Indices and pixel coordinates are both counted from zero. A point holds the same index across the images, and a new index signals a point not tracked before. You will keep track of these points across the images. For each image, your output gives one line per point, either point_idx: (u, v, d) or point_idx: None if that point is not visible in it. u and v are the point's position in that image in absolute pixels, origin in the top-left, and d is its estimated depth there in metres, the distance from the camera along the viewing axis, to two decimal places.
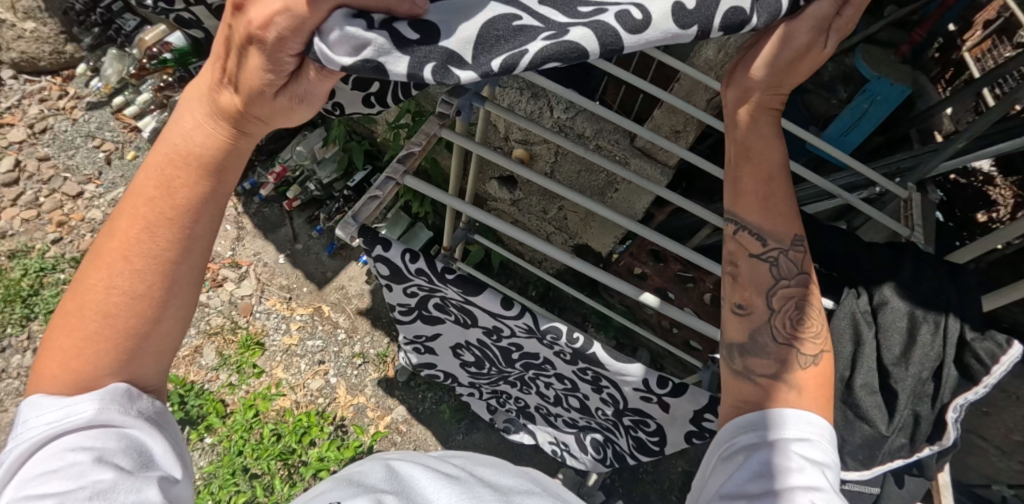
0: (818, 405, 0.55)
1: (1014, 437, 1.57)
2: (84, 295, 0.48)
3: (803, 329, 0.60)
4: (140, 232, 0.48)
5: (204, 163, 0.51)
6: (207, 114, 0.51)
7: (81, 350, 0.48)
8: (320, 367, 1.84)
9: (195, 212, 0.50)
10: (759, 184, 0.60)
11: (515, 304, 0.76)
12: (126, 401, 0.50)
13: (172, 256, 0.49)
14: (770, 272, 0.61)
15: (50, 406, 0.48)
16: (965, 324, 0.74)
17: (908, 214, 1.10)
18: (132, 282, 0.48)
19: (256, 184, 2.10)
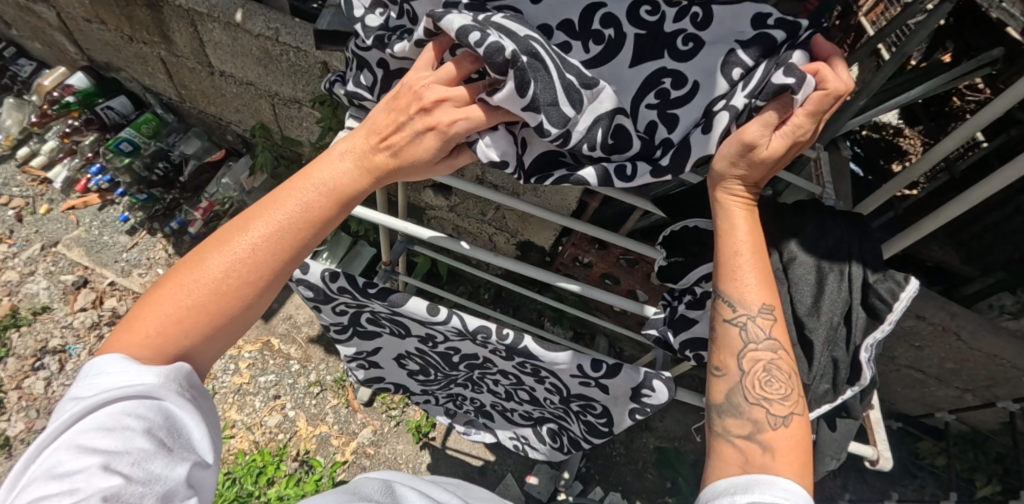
0: (792, 469, 0.56)
1: (945, 365, 1.69)
2: (207, 265, 0.58)
3: (772, 390, 0.62)
4: (270, 234, 0.59)
5: (341, 198, 0.63)
6: (354, 160, 0.65)
7: (192, 317, 0.57)
8: (275, 402, 1.78)
9: (311, 235, 0.62)
10: (729, 260, 0.64)
11: (442, 308, 0.73)
12: (182, 381, 0.57)
13: (279, 264, 0.60)
14: (741, 336, 0.63)
15: (132, 360, 0.55)
16: (867, 268, 0.76)
17: (818, 172, 1.13)
18: (244, 271, 0.58)
19: (184, 222, 2.03)
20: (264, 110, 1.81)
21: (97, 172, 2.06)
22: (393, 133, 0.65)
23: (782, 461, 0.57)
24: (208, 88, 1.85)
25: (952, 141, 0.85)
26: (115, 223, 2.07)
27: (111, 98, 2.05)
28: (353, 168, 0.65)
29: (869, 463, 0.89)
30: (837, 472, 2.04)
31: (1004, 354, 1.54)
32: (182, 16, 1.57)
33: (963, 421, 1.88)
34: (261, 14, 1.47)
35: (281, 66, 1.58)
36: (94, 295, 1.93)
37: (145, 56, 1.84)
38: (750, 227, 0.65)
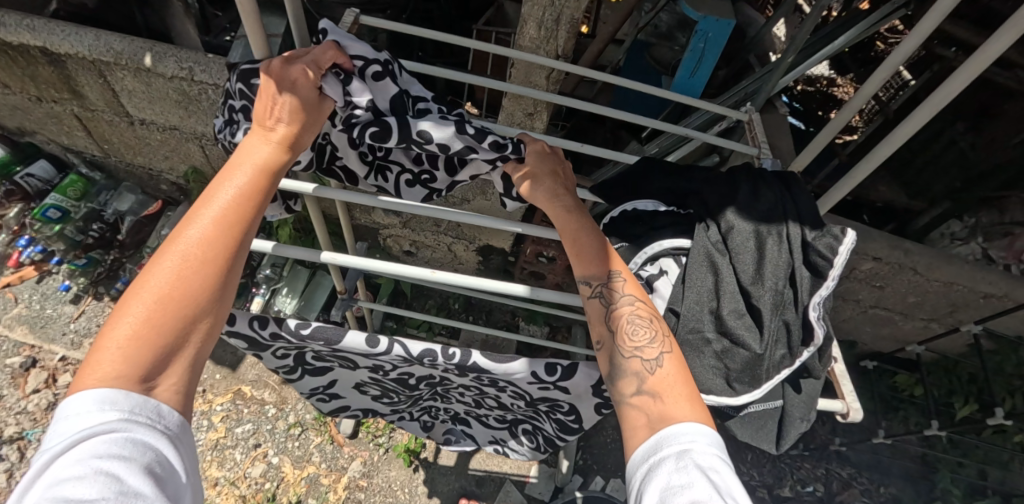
0: (682, 406, 0.54)
1: (908, 300, 1.74)
2: (152, 269, 0.49)
3: (640, 337, 0.62)
4: (213, 217, 0.53)
5: (270, 169, 0.60)
6: (273, 135, 0.62)
7: (161, 320, 0.47)
8: (257, 451, 1.71)
9: (256, 205, 0.56)
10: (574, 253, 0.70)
11: (382, 339, 0.70)
12: (158, 413, 0.45)
13: (237, 241, 0.53)
14: (602, 303, 0.66)
15: (97, 396, 0.43)
16: (804, 226, 0.75)
17: (753, 134, 1.13)
18: (196, 258, 0.50)
19: (130, 281, 1.94)
20: (195, 153, 1.75)
21: (28, 244, 1.95)
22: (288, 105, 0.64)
23: (672, 398, 0.55)
24: (132, 139, 1.77)
25: (875, 82, 0.87)
26: (56, 294, 1.95)
27: (30, 165, 1.94)
28: (275, 143, 0.62)
29: (841, 417, 0.87)
30: (824, 420, 2.10)
31: (960, 280, 1.59)
32: (88, 68, 1.48)
33: (933, 349, 1.95)
34: (172, 55, 1.40)
35: (203, 106, 1.51)
36: (46, 374, 1.79)
37: (59, 116, 1.74)
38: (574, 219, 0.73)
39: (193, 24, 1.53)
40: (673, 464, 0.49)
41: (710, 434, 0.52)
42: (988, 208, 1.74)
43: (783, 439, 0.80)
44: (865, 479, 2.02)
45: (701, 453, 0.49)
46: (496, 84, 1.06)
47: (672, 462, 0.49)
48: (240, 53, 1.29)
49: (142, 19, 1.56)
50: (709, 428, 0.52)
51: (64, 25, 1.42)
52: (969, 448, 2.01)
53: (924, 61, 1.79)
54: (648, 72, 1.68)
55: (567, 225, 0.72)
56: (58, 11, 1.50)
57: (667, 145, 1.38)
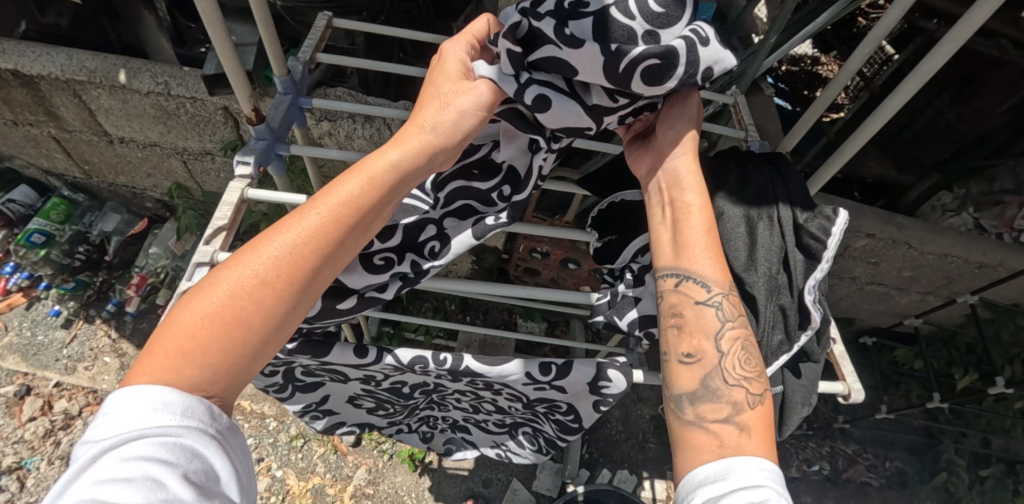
0: (767, 448, 0.53)
1: (903, 274, 1.74)
2: (237, 263, 0.46)
3: (750, 367, 0.59)
4: (309, 231, 0.49)
5: (385, 182, 0.54)
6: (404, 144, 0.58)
7: (221, 329, 0.43)
8: (260, 465, 1.70)
9: (355, 224, 0.51)
10: (687, 243, 0.62)
11: (370, 350, 0.70)
12: (210, 415, 0.43)
13: (323, 261, 0.49)
14: (718, 316, 0.60)
15: (147, 391, 0.41)
16: (795, 209, 0.75)
17: (739, 116, 1.12)
18: (276, 266, 0.46)
19: (120, 302, 1.92)
20: (177, 168, 1.73)
21: (13, 270, 1.93)
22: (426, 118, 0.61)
23: (761, 442, 0.53)
24: (112, 157, 1.74)
25: (858, 57, 0.86)
26: (46, 319, 1.92)
27: (11, 191, 1.91)
28: (403, 154, 0.57)
29: (843, 399, 0.83)
30: (827, 398, 2.10)
31: (954, 251, 1.59)
32: (62, 88, 1.45)
33: (930, 322, 1.96)
34: (146, 70, 1.37)
35: (181, 120, 1.49)
36: (41, 401, 1.76)
37: (37, 138, 1.71)
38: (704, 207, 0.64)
39: (167, 38, 1.50)
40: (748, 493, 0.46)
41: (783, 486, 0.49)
42: (977, 179, 1.74)
43: (784, 425, 0.78)
44: (871, 455, 2.04)
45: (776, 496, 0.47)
46: None
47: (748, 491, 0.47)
48: (214, 64, 1.26)
49: (115, 35, 1.54)
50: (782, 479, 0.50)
51: (34, 45, 1.39)
52: (971, 417, 2.02)
53: (906, 34, 1.79)
54: None
55: (688, 206, 0.64)
56: (27, 31, 1.47)
57: None
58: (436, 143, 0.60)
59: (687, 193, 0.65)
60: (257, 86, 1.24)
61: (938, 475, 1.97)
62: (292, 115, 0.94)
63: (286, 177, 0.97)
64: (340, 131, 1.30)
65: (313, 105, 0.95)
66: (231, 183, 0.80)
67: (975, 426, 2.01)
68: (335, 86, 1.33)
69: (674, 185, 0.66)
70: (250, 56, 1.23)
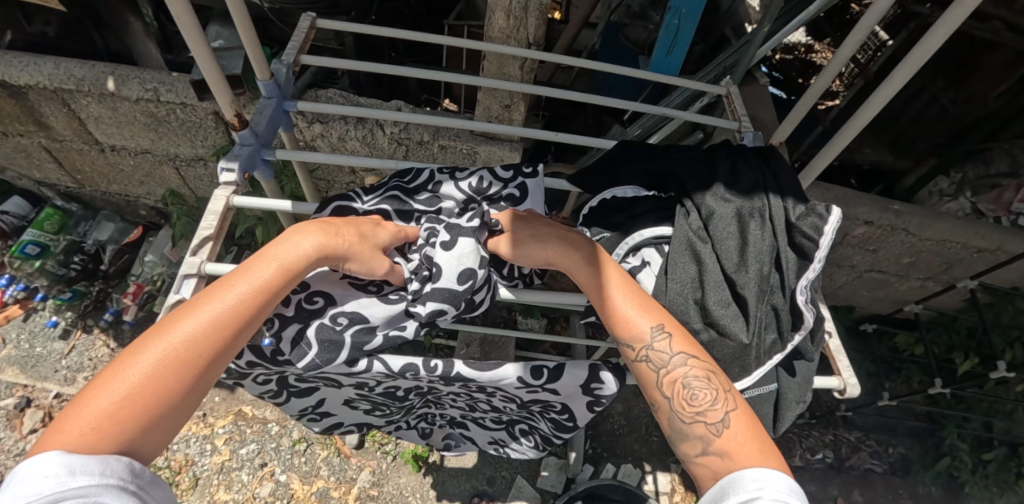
0: (747, 455, 0.54)
1: (902, 261, 1.74)
2: (154, 341, 0.53)
3: (703, 399, 0.60)
4: (226, 308, 0.57)
5: (294, 269, 0.66)
6: (313, 237, 0.70)
7: (137, 399, 0.49)
8: (264, 470, 1.69)
9: (265, 302, 0.61)
10: (607, 312, 0.68)
11: (360, 359, 0.70)
12: (128, 473, 0.47)
13: (233, 336, 0.57)
14: (650, 368, 0.63)
15: (58, 461, 0.44)
16: (788, 203, 0.74)
17: (733, 108, 1.11)
18: (191, 346, 0.53)
19: (118, 311, 1.90)
20: (170, 175, 1.72)
21: (9, 283, 1.90)
22: (338, 231, 0.75)
23: (743, 464, 0.54)
24: (104, 166, 1.73)
25: (851, 43, 0.86)
26: (44, 330, 1.91)
27: (4, 202, 1.90)
28: (314, 244, 0.70)
29: (838, 393, 0.82)
30: (829, 386, 2.11)
31: (952, 237, 1.59)
32: (49, 97, 1.44)
33: (931, 307, 1.95)
34: (135, 76, 1.35)
35: (172, 126, 1.48)
36: (41, 412, 1.76)
37: (27, 148, 1.70)
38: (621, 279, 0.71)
39: (155, 43, 1.48)
40: None
41: (784, 485, 0.50)
42: (974, 162, 1.72)
43: (779, 422, 0.76)
44: (873, 442, 2.04)
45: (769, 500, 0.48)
46: (468, 78, 1.03)
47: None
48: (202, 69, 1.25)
49: (103, 42, 1.51)
50: (783, 478, 0.51)
51: (20, 55, 1.37)
52: (973, 401, 2.03)
53: (900, 19, 1.77)
54: (624, 54, 1.64)
55: (590, 288, 0.71)
56: (13, 41, 1.45)
57: (650, 125, 1.35)
58: (337, 246, 0.73)
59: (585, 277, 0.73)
60: (245, 90, 1.23)
61: (941, 460, 1.98)
62: (277, 119, 0.93)
63: (274, 182, 0.96)
64: (332, 132, 1.28)
65: (297, 108, 0.94)
66: (216, 191, 0.79)
67: (976, 410, 2.01)
68: (326, 88, 1.32)
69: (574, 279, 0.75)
70: (238, 60, 1.22)
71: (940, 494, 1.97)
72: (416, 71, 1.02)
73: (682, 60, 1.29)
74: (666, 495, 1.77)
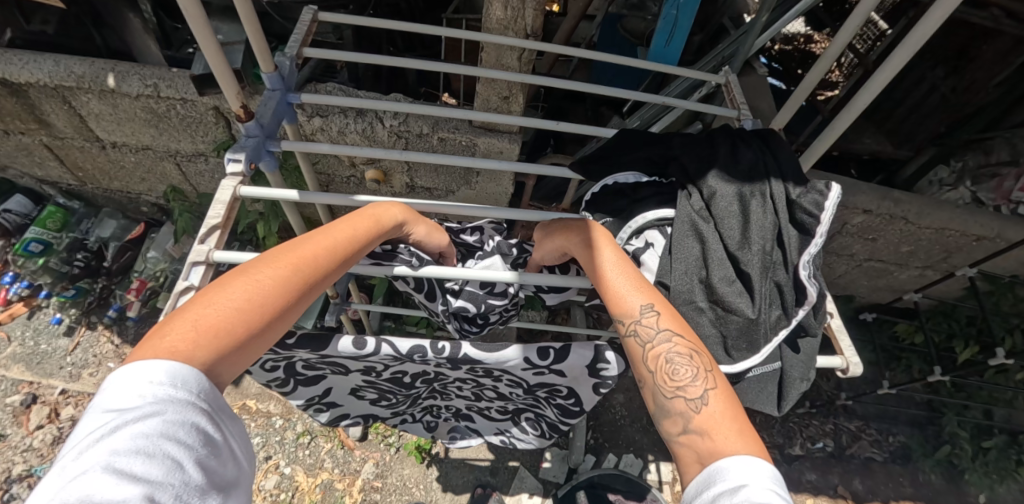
0: (731, 439, 0.50)
1: (901, 249, 1.74)
2: (287, 249, 0.56)
3: (683, 375, 0.57)
4: (333, 243, 0.60)
5: (381, 230, 0.72)
6: (395, 208, 0.78)
7: (255, 308, 0.49)
8: (268, 463, 1.71)
9: (363, 247, 0.66)
10: (604, 282, 0.66)
11: (368, 340, 0.66)
12: (213, 397, 0.46)
13: (336, 267, 0.59)
14: (637, 342, 0.60)
15: (167, 366, 0.43)
16: (788, 184, 0.74)
17: (732, 96, 1.11)
18: (305, 265, 0.55)
19: (122, 307, 1.92)
20: (171, 171, 1.72)
21: (13, 280, 1.91)
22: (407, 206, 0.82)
23: (719, 441, 0.50)
24: (105, 163, 1.74)
25: (848, 30, 0.86)
26: (49, 327, 1.92)
27: (7, 201, 1.91)
28: (396, 213, 0.77)
29: (841, 373, 0.81)
30: (829, 376, 2.12)
31: (952, 224, 1.59)
32: (51, 95, 1.45)
33: (930, 296, 1.96)
34: (135, 72, 1.36)
35: (173, 122, 1.48)
36: (47, 408, 1.77)
37: (29, 147, 1.71)
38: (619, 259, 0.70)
39: (154, 40, 1.48)
40: (727, 498, 0.44)
41: (767, 471, 0.47)
42: (973, 151, 1.73)
43: (783, 401, 0.75)
44: (874, 431, 2.06)
45: (758, 487, 0.44)
46: (466, 69, 1.03)
47: (729, 492, 0.45)
48: (202, 64, 1.26)
49: (101, 39, 1.52)
50: (764, 464, 0.47)
51: (21, 53, 1.38)
52: (973, 390, 2.04)
53: (900, 8, 1.76)
54: (623, 46, 1.65)
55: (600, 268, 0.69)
56: (13, 40, 1.46)
57: (650, 116, 1.35)
58: (408, 221, 0.80)
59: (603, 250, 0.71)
60: (246, 84, 1.24)
61: (941, 448, 1.99)
62: (281, 111, 0.94)
63: (279, 175, 0.96)
64: (332, 126, 1.30)
65: (302, 101, 0.95)
66: (224, 182, 0.80)
67: (976, 398, 2.02)
68: (325, 81, 1.33)
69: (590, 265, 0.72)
70: (238, 54, 1.23)
71: (940, 482, 1.98)
72: (416, 63, 1.02)
73: (681, 50, 1.29)
74: (667, 484, 1.78)
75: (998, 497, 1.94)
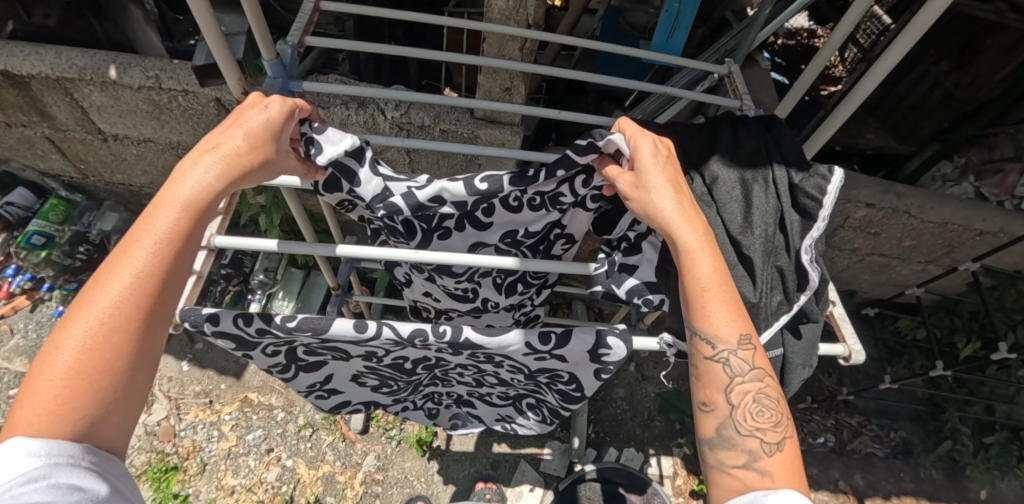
0: (794, 484, 0.55)
1: (903, 244, 1.74)
2: (86, 305, 0.48)
3: (763, 416, 0.59)
4: (140, 276, 0.50)
5: (203, 210, 0.55)
6: (213, 161, 0.56)
7: (73, 391, 0.46)
8: (270, 455, 1.71)
9: (181, 254, 0.53)
10: (698, 295, 0.59)
11: (369, 323, 0.66)
12: (77, 452, 0.46)
13: (159, 296, 0.51)
14: (725, 371, 0.58)
15: (12, 453, 0.44)
16: (790, 169, 0.74)
17: (734, 87, 1.11)
18: (119, 315, 0.48)
19: None
20: (173, 164, 1.73)
21: (15, 273, 1.90)
22: (217, 142, 0.59)
23: (783, 486, 0.54)
24: (107, 156, 1.74)
25: (850, 20, 0.86)
26: (52, 320, 1.93)
27: (9, 194, 1.92)
28: (208, 171, 0.56)
29: (843, 360, 0.81)
30: (830, 371, 2.13)
31: (954, 218, 1.58)
32: (52, 87, 1.44)
33: (933, 291, 1.95)
34: (137, 64, 1.36)
35: (174, 114, 1.48)
36: None
37: (31, 139, 1.71)
38: (713, 259, 0.60)
39: (155, 32, 1.48)
40: None
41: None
42: (975, 147, 1.73)
43: (785, 388, 0.75)
44: (875, 426, 2.06)
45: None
46: (468, 58, 1.02)
47: None
48: (204, 54, 1.26)
49: (103, 32, 1.52)
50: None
51: (23, 45, 1.38)
52: (975, 386, 2.04)
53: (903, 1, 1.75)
54: (625, 38, 1.64)
55: (697, 270, 0.59)
56: (15, 32, 1.46)
57: (654, 108, 1.36)
58: (247, 163, 0.59)
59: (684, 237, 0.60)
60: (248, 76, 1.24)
61: (942, 443, 1.98)
62: (283, 100, 0.93)
63: None
64: (334, 118, 1.30)
65: (303, 89, 0.95)
66: None
67: (977, 394, 2.02)
68: (327, 73, 1.33)
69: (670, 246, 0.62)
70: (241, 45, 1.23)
71: (941, 477, 1.98)
72: (416, 53, 1.02)
73: (683, 42, 1.28)
74: (669, 478, 1.78)
75: (999, 493, 1.94)
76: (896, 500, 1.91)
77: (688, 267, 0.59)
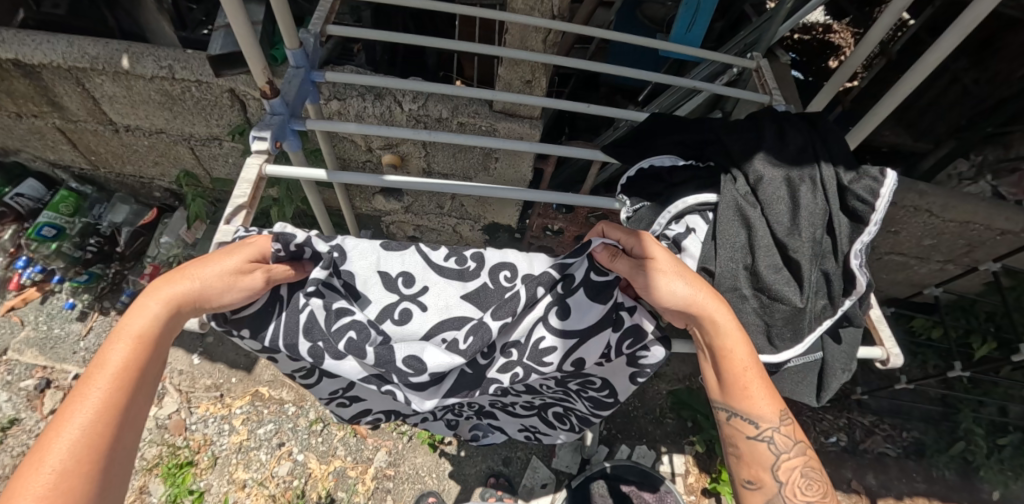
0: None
1: (923, 243, 1.71)
2: (33, 462, 0.43)
3: (810, 491, 0.61)
4: (89, 422, 0.46)
5: (155, 342, 0.54)
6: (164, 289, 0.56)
7: None
8: (281, 450, 1.70)
9: (135, 391, 0.50)
10: (734, 375, 0.63)
11: None
12: None
13: (118, 436, 0.48)
14: (771, 449, 0.62)
15: None
16: (838, 168, 0.72)
17: (764, 81, 1.08)
18: (85, 461, 0.45)
19: (135, 293, 1.93)
20: (185, 155, 1.71)
21: (26, 265, 1.91)
22: (172, 277, 0.58)
23: None
24: (118, 147, 1.73)
25: (882, 26, 0.84)
26: (61, 312, 1.91)
27: (18, 184, 1.90)
28: (165, 304, 0.55)
29: (880, 364, 0.80)
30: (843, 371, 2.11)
31: (976, 219, 1.55)
32: (65, 76, 1.42)
33: (951, 291, 1.92)
34: (150, 54, 1.33)
35: (187, 106, 1.47)
36: (63, 393, 1.78)
37: (42, 130, 1.70)
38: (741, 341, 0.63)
39: (168, 21, 1.46)
40: None
41: None
42: (994, 144, 1.68)
43: (824, 391, 0.76)
44: (888, 426, 2.04)
45: None
46: (488, 49, 0.99)
47: None
48: (221, 42, 1.23)
49: (114, 20, 1.50)
50: None
51: (33, 33, 1.36)
52: (989, 387, 2.02)
53: None
54: (644, 32, 1.62)
55: (731, 351, 0.63)
56: (26, 20, 1.44)
57: (671, 102, 1.31)
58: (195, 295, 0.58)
59: (715, 328, 0.64)
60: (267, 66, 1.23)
61: (956, 444, 1.97)
62: (305, 89, 0.94)
63: (300, 153, 0.99)
64: (351, 109, 1.27)
65: (325, 79, 0.95)
66: (249, 160, 0.81)
67: (992, 395, 1.99)
68: (342, 64, 1.32)
69: (711, 332, 0.64)
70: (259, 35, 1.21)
71: (954, 479, 1.96)
72: (435, 42, 1.00)
73: (703, 34, 1.21)
74: (680, 476, 1.77)
75: (1012, 494, 1.92)
76: (908, 501, 1.90)
77: (724, 347, 0.63)
